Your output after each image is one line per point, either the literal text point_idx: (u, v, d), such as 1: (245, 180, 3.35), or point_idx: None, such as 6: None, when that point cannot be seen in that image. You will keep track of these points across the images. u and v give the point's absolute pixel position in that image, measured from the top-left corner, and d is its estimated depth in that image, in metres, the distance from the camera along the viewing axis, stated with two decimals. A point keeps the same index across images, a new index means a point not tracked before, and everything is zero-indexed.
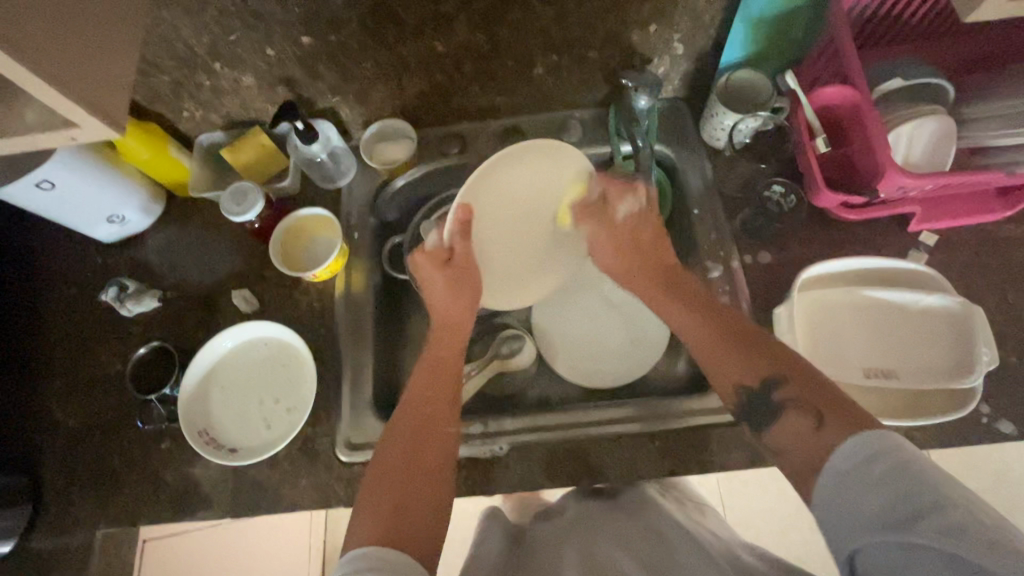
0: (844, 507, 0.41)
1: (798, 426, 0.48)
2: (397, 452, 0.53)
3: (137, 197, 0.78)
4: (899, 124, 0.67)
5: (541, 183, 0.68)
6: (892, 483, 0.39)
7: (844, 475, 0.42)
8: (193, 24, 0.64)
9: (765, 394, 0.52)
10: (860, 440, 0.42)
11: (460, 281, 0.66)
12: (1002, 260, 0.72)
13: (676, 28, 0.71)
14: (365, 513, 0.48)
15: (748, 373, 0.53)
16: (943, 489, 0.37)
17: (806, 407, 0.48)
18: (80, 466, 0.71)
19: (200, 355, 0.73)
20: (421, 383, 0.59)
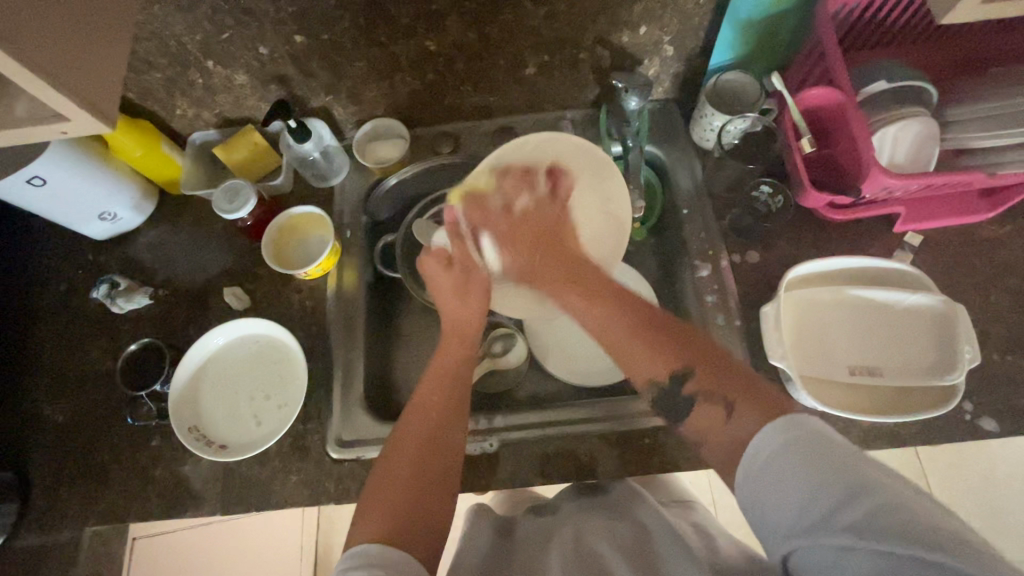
0: (766, 502, 0.40)
1: (713, 415, 0.47)
2: (403, 458, 0.52)
3: (128, 194, 0.78)
4: (883, 126, 0.69)
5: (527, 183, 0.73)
6: (805, 472, 0.38)
7: (761, 466, 0.41)
8: (186, 22, 0.65)
9: (675, 385, 0.51)
10: (772, 432, 0.41)
11: (465, 280, 0.67)
12: (985, 260, 0.73)
13: (664, 30, 0.72)
14: (373, 510, 0.48)
15: (659, 366, 0.52)
16: (860, 470, 0.37)
17: (716, 396, 0.48)
18: (69, 462, 0.71)
19: (191, 351, 0.73)
20: (429, 386, 0.58)
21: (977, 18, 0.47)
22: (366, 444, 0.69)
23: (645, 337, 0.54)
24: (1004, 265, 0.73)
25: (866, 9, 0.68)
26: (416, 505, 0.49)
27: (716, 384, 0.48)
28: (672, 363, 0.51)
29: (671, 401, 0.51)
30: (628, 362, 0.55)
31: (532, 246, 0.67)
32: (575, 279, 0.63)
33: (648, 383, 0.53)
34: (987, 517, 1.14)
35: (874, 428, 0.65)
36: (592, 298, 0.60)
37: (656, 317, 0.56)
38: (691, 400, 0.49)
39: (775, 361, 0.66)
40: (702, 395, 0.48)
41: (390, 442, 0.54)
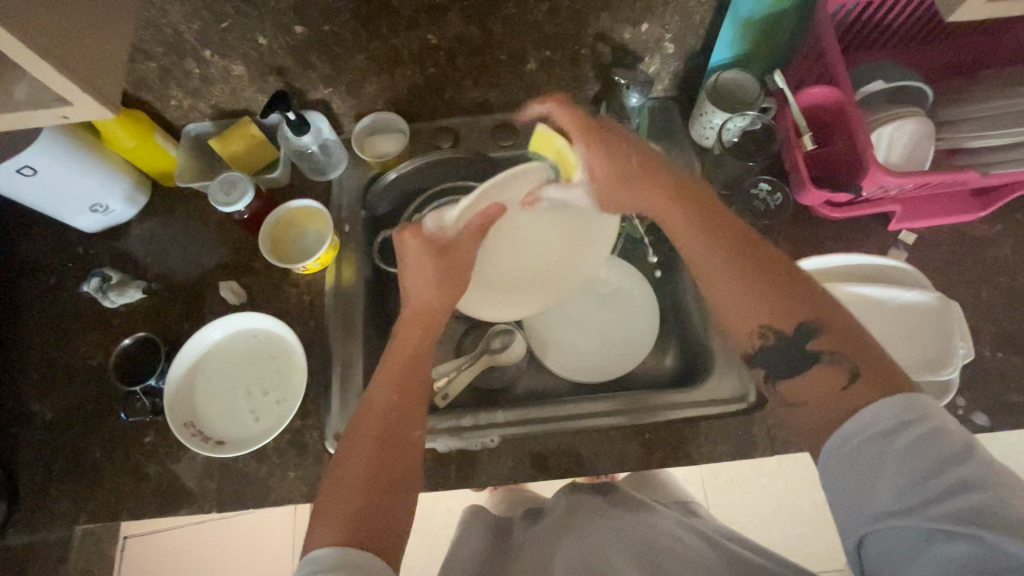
0: (864, 479, 0.41)
1: (828, 377, 0.48)
2: (361, 455, 0.51)
3: (121, 186, 0.77)
4: (880, 125, 0.70)
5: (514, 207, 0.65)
6: (919, 459, 0.39)
7: (867, 442, 0.42)
8: (183, 10, 0.63)
9: (802, 338, 0.50)
10: (887, 408, 0.42)
11: (446, 274, 0.60)
12: (976, 258, 0.75)
13: (666, 27, 0.72)
14: (326, 517, 0.47)
15: (783, 316, 0.50)
16: (963, 465, 0.38)
17: (841, 359, 0.47)
18: (59, 460, 0.69)
19: (187, 345, 0.71)
20: (388, 378, 0.56)
21: (979, 18, 0.48)
22: None
23: (755, 287, 0.51)
24: (993, 262, 0.74)
25: (863, 11, 0.69)
26: (379, 505, 0.48)
27: (845, 344, 0.48)
28: (801, 317, 0.50)
29: (787, 352, 0.50)
30: (728, 318, 0.53)
31: (624, 199, 0.62)
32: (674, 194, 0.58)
33: (763, 330, 0.51)
34: None
35: None
36: (713, 230, 0.55)
37: (767, 251, 0.53)
38: (815, 355, 0.49)
39: None
40: (822, 355, 0.48)
41: (349, 436, 0.53)
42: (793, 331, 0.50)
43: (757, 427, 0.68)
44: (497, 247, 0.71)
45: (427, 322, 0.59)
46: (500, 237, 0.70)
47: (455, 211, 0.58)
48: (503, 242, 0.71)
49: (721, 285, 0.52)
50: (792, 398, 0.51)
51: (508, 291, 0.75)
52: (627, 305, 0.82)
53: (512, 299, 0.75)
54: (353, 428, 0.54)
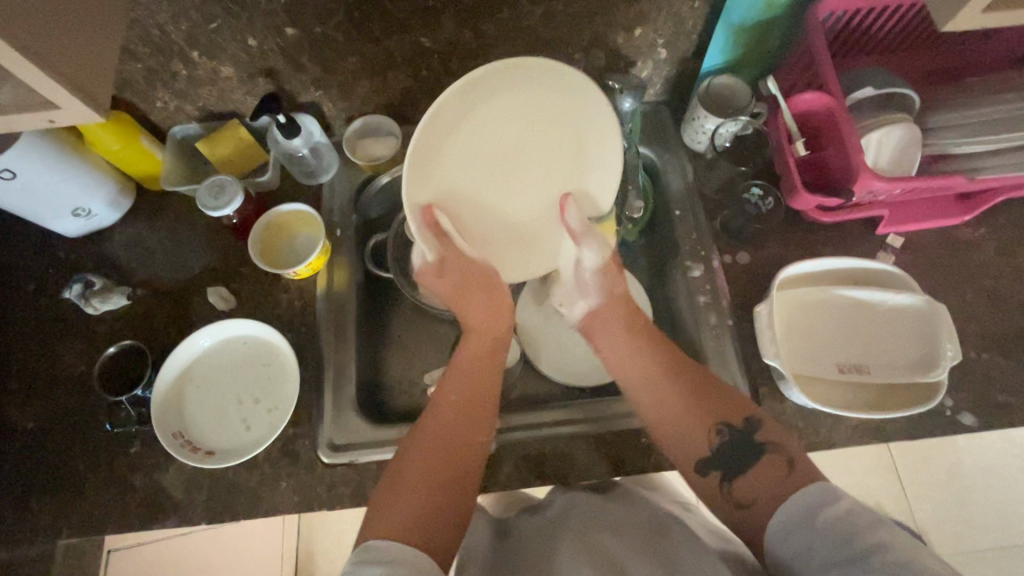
0: (799, 549, 0.43)
1: (771, 469, 0.50)
2: (424, 458, 0.51)
3: (105, 189, 0.75)
4: (869, 130, 0.71)
5: (501, 128, 0.61)
6: (835, 532, 0.41)
7: (796, 519, 0.44)
8: (171, 10, 0.62)
9: (748, 431, 0.53)
10: (807, 494, 0.45)
11: (470, 286, 0.62)
12: (961, 261, 0.76)
13: (659, 32, 0.72)
14: (392, 503, 0.47)
15: (731, 412, 0.54)
16: (880, 530, 0.40)
17: (778, 449, 0.51)
18: (40, 472, 0.67)
19: (175, 353, 0.69)
20: (452, 391, 0.56)
21: (969, 28, 0.49)
22: (359, 448, 0.67)
23: (693, 406, 0.55)
24: (978, 265, 0.76)
25: (852, 17, 0.71)
26: (441, 506, 0.48)
27: (782, 439, 0.52)
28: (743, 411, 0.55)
29: (743, 446, 0.52)
30: (672, 434, 0.55)
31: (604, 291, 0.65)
32: (627, 310, 0.63)
33: (718, 428, 0.54)
34: (955, 510, 1.18)
35: (862, 424, 0.67)
36: (640, 339, 0.61)
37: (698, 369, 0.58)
38: (761, 446, 0.52)
39: (768, 359, 0.68)
40: (770, 446, 0.52)
41: (411, 442, 0.53)
42: (742, 423, 0.54)
43: None
44: (489, 195, 0.63)
45: (493, 347, 0.61)
46: (508, 171, 0.63)
47: (405, 191, 0.58)
48: (501, 187, 0.63)
49: (663, 419, 0.56)
50: (743, 500, 0.50)
51: (486, 246, 0.64)
52: None
53: (503, 252, 0.65)
54: (412, 436, 0.54)
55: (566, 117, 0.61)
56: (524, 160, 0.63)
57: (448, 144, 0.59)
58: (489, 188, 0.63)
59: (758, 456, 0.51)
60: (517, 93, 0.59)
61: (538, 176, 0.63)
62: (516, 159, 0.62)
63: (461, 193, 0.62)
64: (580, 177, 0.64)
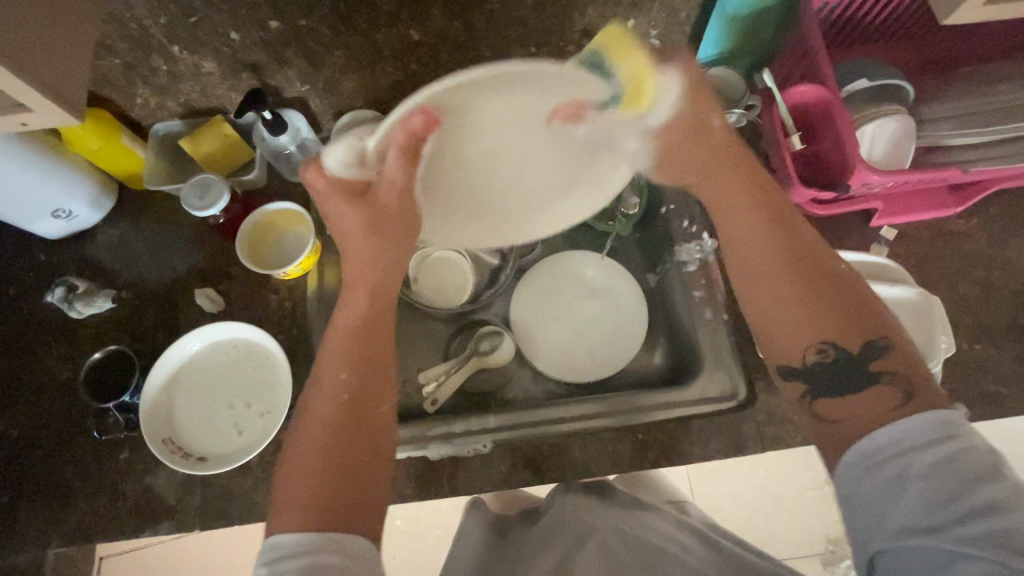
0: (888, 489, 0.41)
1: (881, 397, 0.46)
2: (321, 433, 0.48)
3: (85, 190, 0.72)
4: (864, 123, 0.70)
5: (506, 98, 0.55)
6: (938, 479, 0.40)
7: (898, 453, 0.42)
8: (148, 4, 0.60)
9: (867, 354, 0.47)
10: (920, 423, 0.42)
11: (380, 230, 0.58)
12: (954, 252, 0.76)
13: (652, 23, 0.71)
14: (298, 477, 0.46)
15: (850, 333, 0.48)
16: (990, 487, 0.39)
17: (901, 380, 0.46)
18: (27, 482, 0.66)
19: (163, 357, 0.68)
20: (333, 358, 0.52)
21: (969, 20, 0.48)
22: None
23: (811, 296, 0.49)
24: (971, 256, 0.76)
25: (846, 7, 0.71)
26: (351, 475, 0.46)
27: (907, 370, 0.46)
28: (867, 333, 0.48)
29: (843, 371, 0.48)
30: (780, 330, 0.51)
31: (689, 160, 0.59)
32: (752, 194, 0.56)
33: (822, 346, 0.49)
34: None
35: None
36: (772, 220, 0.54)
37: (817, 255, 0.51)
38: (876, 375, 0.46)
39: None
40: (888, 376, 0.46)
41: (302, 424, 0.50)
42: (860, 348, 0.48)
43: (748, 423, 0.69)
44: (483, 171, 0.63)
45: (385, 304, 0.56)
46: (501, 150, 0.61)
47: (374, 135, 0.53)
48: (496, 160, 0.62)
49: (766, 310, 0.52)
50: (829, 416, 0.48)
51: (450, 216, 0.65)
52: (616, 303, 0.82)
53: (466, 226, 0.66)
54: (302, 414, 0.51)
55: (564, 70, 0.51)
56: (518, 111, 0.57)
57: (461, 94, 0.53)
58: (480, 166, 0.62)
59: (866, 386, 0.46)
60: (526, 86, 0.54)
61: (522, 144, 0.61)
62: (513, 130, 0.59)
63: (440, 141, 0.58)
64: (574, 96, 0.55)
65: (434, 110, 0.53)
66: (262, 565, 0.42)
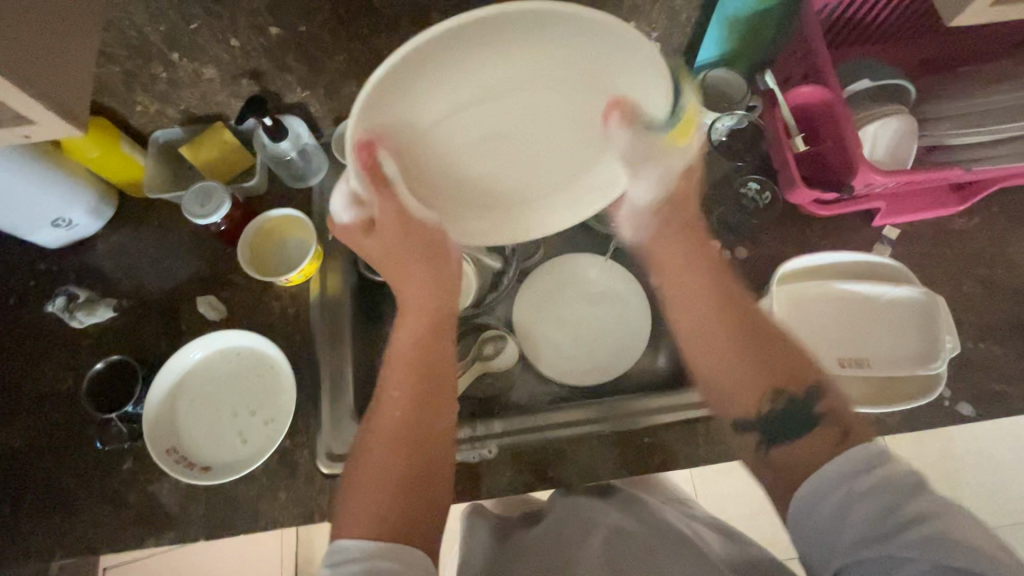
0: (831, 523, 0.41)
1: (825, 438, 0.47)
2: (382, 446, 0.50)
3: (85, 198, 0.72)
4: (865, 123, 0.70)
5: (477, 71, 0.49)
6: (871, 500, 0.41)
7: (832, 484, 0.43)
8: (148, 11, 0.59)
9: (809, 400, 0.50)
10: (850, 456, 0.44)
11: (425, 255, 0.60)
12: (957, 251, 0.76)
13: (653, 26, 0.71)
14: (361, 489, 0.47)
15: (790, 377, 0.52)
16: (920, 500, 0.39)
17: (834, 421, 0.47)
18: (30, 493, 0.65)
19: (166, 366, 0.68)
20: (395, 379, 0.54)
21: (973, 20, 0.48)
22: None
23: (753, 356, 0.54)
24: (973, 254, 0.76)
25: (846, 7, 0.71)
26: (415, 485, 0.48)
27: (842, 408, 0.49)
28: (803, 377, 0.52)
29: (792, 413, 0.50)
30: (727, 385, 0.54)
31: (667, 226, 0.63)
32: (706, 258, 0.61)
33: (774, 394, 0.51)
34: None
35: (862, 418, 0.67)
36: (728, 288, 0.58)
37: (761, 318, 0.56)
38: (821, 416, 0.48)
39: None
40: (830, 416, 0.48)
41: (366, 436, 0.52)
42: (803, 391, 0.51)
43: None
44: (472, 167, 0.60)
45: (433, 320, 0.58)
46: (488, 139, 0.58)
47: (348, 163, 0.50)
48: (485, 148, 0.59)
49: (711, 365, 0.56)
50: (778, 462, 0.49)
51: (468, 210, 0.63)
52: (619, 306, 0.82)
53: (486, 218, 0.65)
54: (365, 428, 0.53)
55: (539, 25, 0.46)
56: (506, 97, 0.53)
57: (414, 91, 0.48)
58: (470, 154, 0.59)
59: (809, 431, 0.48)
60: (489, 50, 0.47)
61: (529, 126, 0.57)
62: (496, 112, 0.55)
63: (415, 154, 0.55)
64: (580, 49, 0.49)
65: (376, 133, 0.50)
66: (325, 568, 0.42)
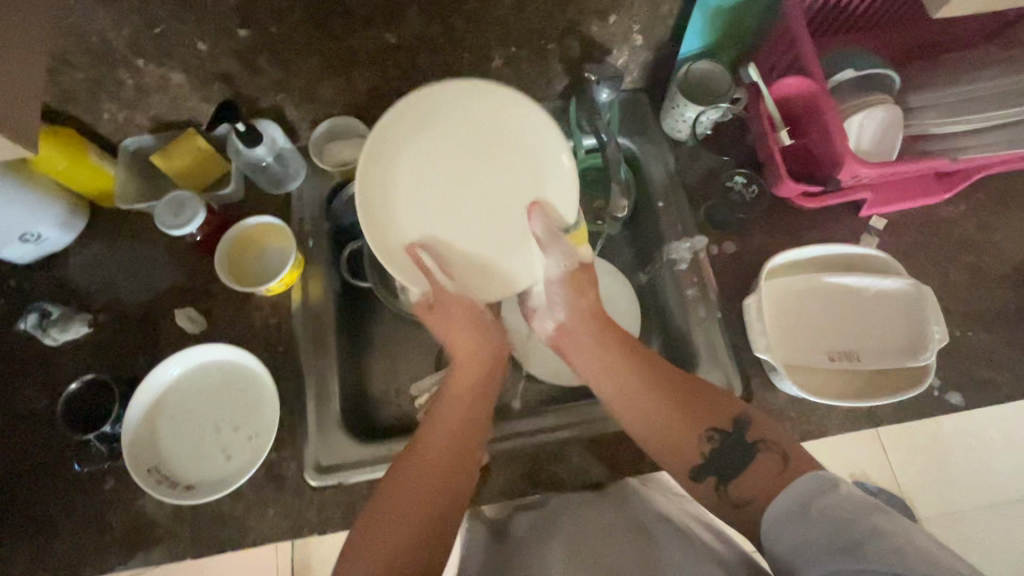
0: (796, 540, 0.43)
1: (769, 463, 0.50)
2: (410, 476, 0.52)
3: (54, 212, 0.70)
4: (852, 113, 0.70)
5: (425, 159, 0.60)
6: (834, 516, 0.42)
7: (798, 504, 0.44)
8: (109, 15, 0.57)
9: (739, 430, 0.53)
10: (808, 480, 0.45)
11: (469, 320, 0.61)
12: (944, 239, 0.76)
13: (634, 19, 0.69)
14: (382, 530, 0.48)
15: (719, 417, 0.54)
16: (875, 517, 0.40)
17: (776, 445, 0.51)
18: (8, 518, 0.63)
19: (144, 385, 0.66)
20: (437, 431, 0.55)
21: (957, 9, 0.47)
22: (348, 468, 0.65)
23: (685, 408, 0.54)
24: (960, 242, 0.76)
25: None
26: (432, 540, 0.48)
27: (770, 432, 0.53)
28: (732, 410, 0.54)
29: (731, 451, 0.52)
30: (669, 441, 0.54)
31: (579, 302, 0.62)
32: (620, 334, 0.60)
33: (711, 433, 0.53)
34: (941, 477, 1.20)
35: (852, 411, 0.67)
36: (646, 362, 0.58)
37: (681, 381, 0.56)
38: (753, 447, 0.52)
39: (758, 352, 0.67)
40: (762, 443, 0.52)
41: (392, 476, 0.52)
42: (731, 427, 0.53)
43: None
44: (476, 244, 0.62)
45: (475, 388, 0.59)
46: (470, 213, 0.62)
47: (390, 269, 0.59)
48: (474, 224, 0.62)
49: (657, 429, 0.54)
50: (739, 499, 0.50)
51: (486, 281, 0.63)
52: None
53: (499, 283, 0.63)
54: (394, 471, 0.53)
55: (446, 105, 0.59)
56: (487, 208, 0.62)
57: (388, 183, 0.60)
58: (467, 232, 0.62)
59: (751, 457, 0.51)
60: (422, 140, 0.60)
61: (496, 230, 0.62)
62: (464, 189, 0.62)
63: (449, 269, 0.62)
64: (488, 123, 0.60)
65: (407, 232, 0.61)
66: None
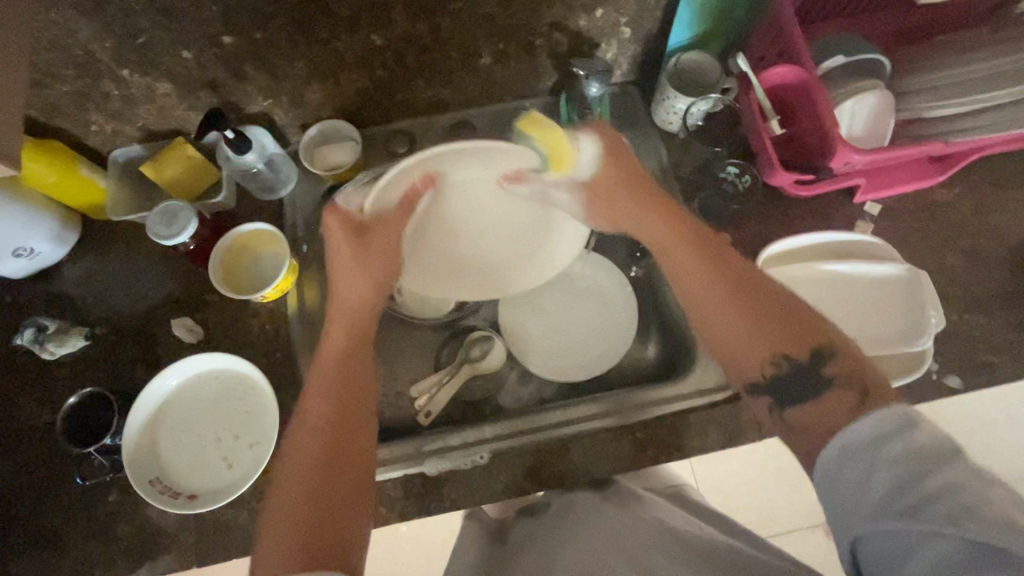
0: (848, 492, 0.38)
1: (841, 401, 0.44)
2: (305, 463, 0.46)
3: (46, 226, 0.69)
4: (842, 99, 0.69)
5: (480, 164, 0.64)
6: (901, 468, 0.37)
7: (859, 446, 0.39)
8: (93, 28, 0.56)
9: (815, 364, 0.47)
10: (873, 420, 0.40)
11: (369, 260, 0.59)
12: (939, 223, 0.76)
13: (621, 12, 0.69)
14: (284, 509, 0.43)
15: (794, 343, 0.48)
16: (946, 468, 0.36)
17: (848, 384, 0.45)
18: (13, 533, 0.64)
19: (142, 397, 0.65)
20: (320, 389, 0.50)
21: None
22: None
23: (760, 322, 0.49)
24: (956, 225, 0.76)
25: None
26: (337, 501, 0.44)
27: (858, 370, 0.46)
28: (811, 341, 0.48)
29: (798, 377, 0.47)
30: (732, 349, 0.50)
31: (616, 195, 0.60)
32: (675, 217, 0.57)
33: (778, 359, 0.48)
34: None
35: None
36: (703, 251, 0.54)
37: (743, 270, 0.52)
38: (828, 380, 0.46)
39: None
40: (839, 377, 0.45)
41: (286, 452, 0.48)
42: (806, 356, 0.48)
43: (746, 412, 0.68)
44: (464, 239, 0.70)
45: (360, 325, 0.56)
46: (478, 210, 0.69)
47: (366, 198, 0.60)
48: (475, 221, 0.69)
49: (717, 326, 0.50)
50: (797, 423, 0.47)
51: (457, 280, 0.71)
52: (606, 300, 0.81)
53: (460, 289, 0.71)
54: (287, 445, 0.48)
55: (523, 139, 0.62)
56: (493, 206, 0.69)
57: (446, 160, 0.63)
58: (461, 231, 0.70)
59: (823, 390, 0.45)
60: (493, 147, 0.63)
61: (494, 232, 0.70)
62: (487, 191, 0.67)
63: (443, 220, 0.68)
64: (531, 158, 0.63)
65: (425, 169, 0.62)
66: None
